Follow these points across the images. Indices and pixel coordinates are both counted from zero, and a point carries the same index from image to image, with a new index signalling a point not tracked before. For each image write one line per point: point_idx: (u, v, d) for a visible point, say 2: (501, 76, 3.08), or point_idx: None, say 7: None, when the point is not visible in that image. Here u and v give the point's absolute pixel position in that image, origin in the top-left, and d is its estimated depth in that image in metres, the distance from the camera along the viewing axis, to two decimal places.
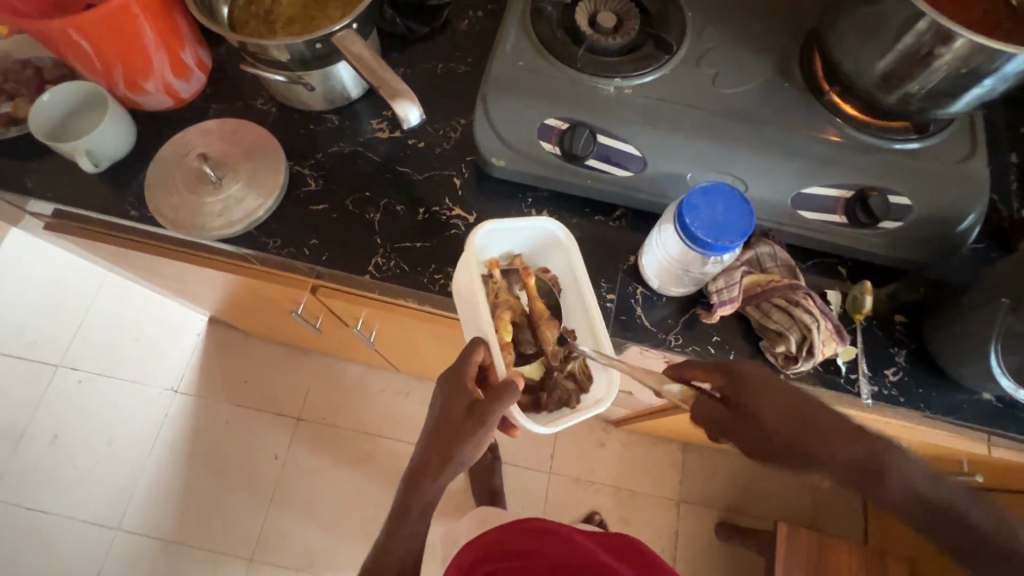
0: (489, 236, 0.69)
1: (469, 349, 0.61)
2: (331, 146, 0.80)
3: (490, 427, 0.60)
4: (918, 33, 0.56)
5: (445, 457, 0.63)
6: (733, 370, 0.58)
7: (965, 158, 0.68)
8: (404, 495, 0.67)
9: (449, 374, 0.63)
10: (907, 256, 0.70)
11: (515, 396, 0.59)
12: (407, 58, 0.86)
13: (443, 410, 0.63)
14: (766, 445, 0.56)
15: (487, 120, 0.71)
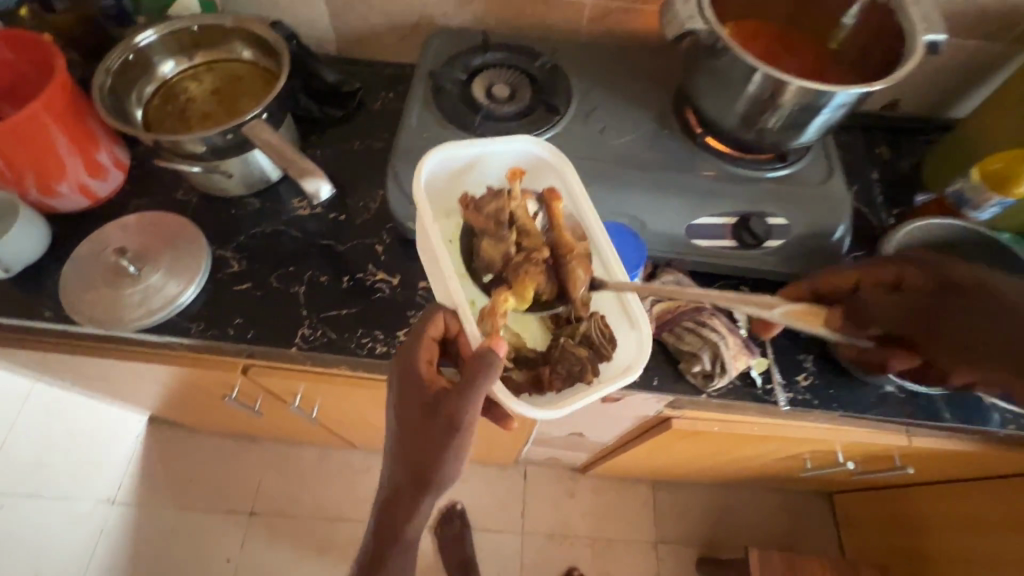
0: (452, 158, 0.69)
1: (426, 322, 0.61)
2: (254, 227, 0.82)
3: (468, 427, 0.55)
4: (757, 83, 0.66)
5: (423, 473, 0.57)
6: (934, 265, 0.61)
7: (825, 179, 0.78)
8: (383, 522, 0.62)
9: (405, 365, 0.60)
10: (796, 270, 0.77)
11: (490, 375, 0.54)
12: (325, 139, 0.92)
13: (405, 414, 0.59)
14: (937, 338, 0.60)
15: (399, 187, 0.76)
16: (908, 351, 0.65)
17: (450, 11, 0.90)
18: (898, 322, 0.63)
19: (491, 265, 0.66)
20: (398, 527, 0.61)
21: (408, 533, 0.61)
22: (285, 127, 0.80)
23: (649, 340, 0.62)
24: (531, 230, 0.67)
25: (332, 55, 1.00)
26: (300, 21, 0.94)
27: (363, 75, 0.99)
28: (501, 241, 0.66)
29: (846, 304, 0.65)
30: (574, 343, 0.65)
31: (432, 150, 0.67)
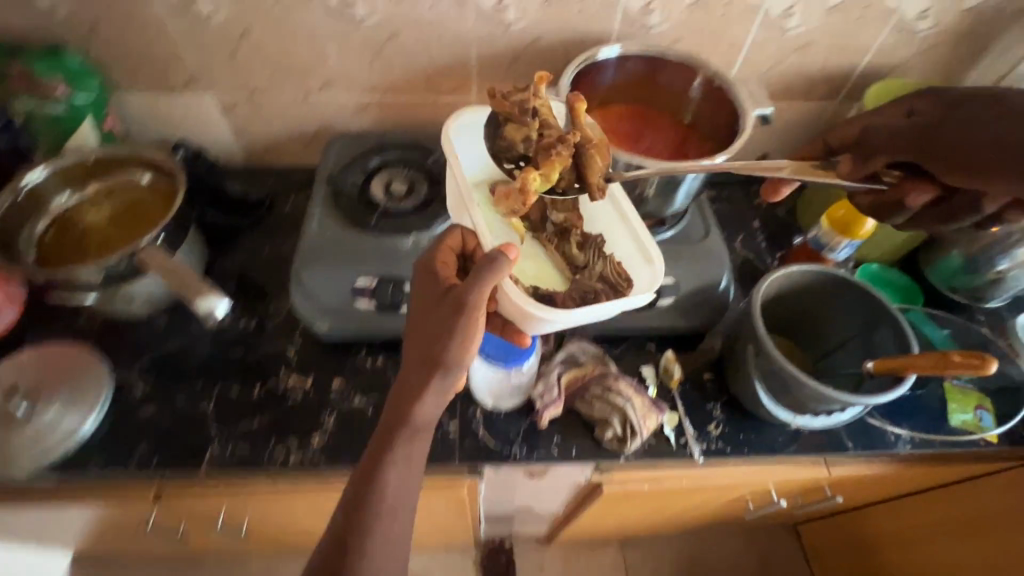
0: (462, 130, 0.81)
1: (448, 235, 0.69)
2: (161, 345, 0.81)
3: (475, 308, 0.58)
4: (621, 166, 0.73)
5: (434, 351, 0.59)
6: (948, 100, 0.67)
7: (704, 237, 0.85)
8: (390, 423, 0.60)
9: (426, 265, 0.65)
10: (692, 322, 0.82)
11: (497, 268, 0.58)
12: (235, 248, 0.93)
13: (423, 307, 0.63)
14: (938, 152, 0.65)
15: (305, 292, 0.77)
16: (929, 184, 0.68)
17: (347, 117, 0.96)
18: (768, 366, 0.69)
19: (516, 147, 0.70)
20: (403, 421, 0.59)
21: (404, 441, 0.59)
22: (185, 247, 0.82)
23: (662, 274, 0.70)
24: (550, 122, 0.68)
25: (240, 165, 1.03)
26: (204, 139, 0.98)
27: (272, 181, 1.03)
28: (523, 124, 0.68)
29: (858, 146, 0.71)
30: (590, 279, 0.75)
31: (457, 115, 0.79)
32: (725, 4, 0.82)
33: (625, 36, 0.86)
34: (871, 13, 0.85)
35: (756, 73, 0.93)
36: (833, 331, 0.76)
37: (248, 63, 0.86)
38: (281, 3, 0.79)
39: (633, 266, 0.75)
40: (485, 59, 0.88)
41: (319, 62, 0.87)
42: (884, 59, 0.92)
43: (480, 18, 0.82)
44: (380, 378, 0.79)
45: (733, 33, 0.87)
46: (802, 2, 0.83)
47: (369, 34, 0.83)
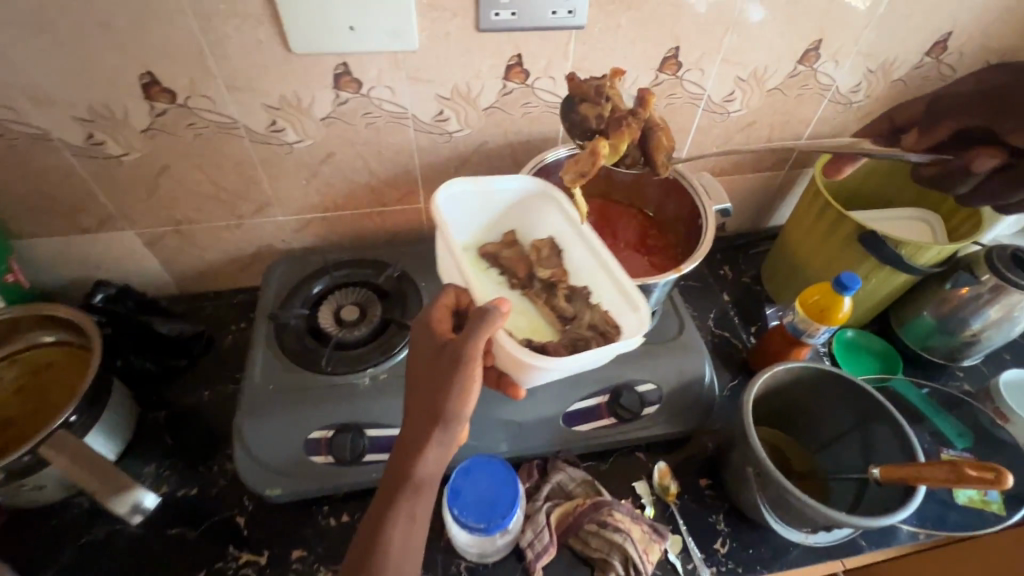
0: (456, 201, 0.72)
1: (441, 292, 0.58)
2: (82, 535, 0.69)
3: (473, 365, 0.51)
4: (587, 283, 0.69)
5: (432, 405, 0.51)
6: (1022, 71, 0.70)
7: (678, 332, 0.80)
8: (392, 479, 0.53)
9: (421, 321, 0.57)
10: (678, 428, 0.77)
11: (492, 321, 0.50)
12: (170, 396, 0.83)
13: (417, 365, 0.55)
14: (1012, 111, 0.64)
15: (249, 453, 0.68)
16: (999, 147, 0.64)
17: (288, 236, 0.89)
18: (771, 489, 0.63)
19: (584, 123, 0.68)
20: (405, 473, 0.52)
21: (408, 494, 0.52)
22: (98, 426, 0.70)
23: (649, 317, 0.62)
24: (624, 106, 0.67)
25: (172, 295, 0.94)
26: (127, 274, 0.89)
27: (209, 309, 0.93)
28: (598, 104, 0.67)
29: (917, 130, 0.71)
30: (580, 327, 0.67)
31: (443, 187, 0.69)
32: (668, 96, 0.82)
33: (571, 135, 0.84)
34: (808, 91, 0.86)
35: (706, 154, 0.93)
36: (829, 424, 0.73)
37: (170, 196, 0.79)
38: (201, 137, 0.72)
39: (618, 310, 0.66)
40: (430, 167, 0.84)
41: (251, 187, 0.80)
42: (825, 130, 0.93)
43: (421, 131, 0.78)
44: (347, 540, 0.70)
45: (679, 120, 0.86)
46: (742, 88, 0.83)
47: (303, 157, 0.78)
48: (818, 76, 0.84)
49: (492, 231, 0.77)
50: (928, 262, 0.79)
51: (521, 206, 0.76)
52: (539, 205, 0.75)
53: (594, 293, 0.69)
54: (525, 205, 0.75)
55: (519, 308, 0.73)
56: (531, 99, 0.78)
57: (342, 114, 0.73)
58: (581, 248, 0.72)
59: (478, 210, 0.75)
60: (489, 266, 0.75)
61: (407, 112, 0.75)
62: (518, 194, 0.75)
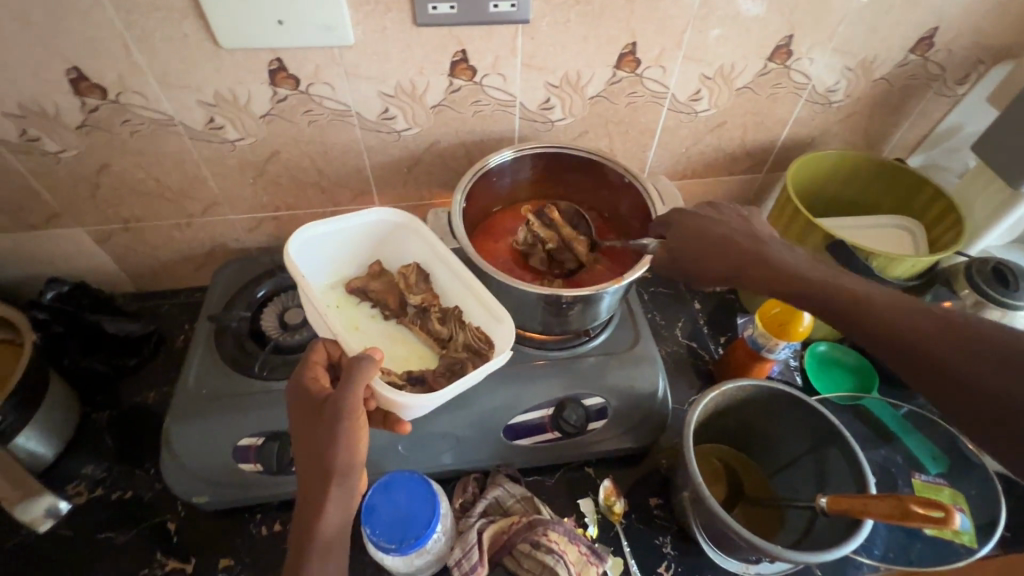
0: (309, 247, 0.72)
1: (309, 350, 0.58)
2: (12, 537, 0.68)
3: (356, 415, 0.50)
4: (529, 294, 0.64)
5: (322, 461, 0.49)
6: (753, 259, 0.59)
7: (633, 344, 0.76)
8: (296, 544, 0.49)
9: (294, 384, 0.55)
10: (628, 444, 0.74)
11: (364, 366, 0.50)
12: (114, 397, 0.82)
13: (298, 427, 0.53)
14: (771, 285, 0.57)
15: (177, 459, 0.67)
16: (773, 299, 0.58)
17: (241, 235, 0.87)
18: (703, 515, 0.62)
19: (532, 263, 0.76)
20: (310, 535, 0.49)
21: (316, 559, 0.48)
22: (29, 429, 0.69)
23: (512, 331, 0.65)
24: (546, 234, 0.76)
25: (129, 293, 0.93)
26: (80, 271, 0.88)
27: (165, 308, 0.92)
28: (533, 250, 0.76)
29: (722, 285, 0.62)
30: (454, 351, 0.68)
31: (292, 239, 0.69)
32: (630, 94, 0.77)
33: (528, 135, 0.81)
34: (782, 89, 0.81)
35: (676, 155, 0.88)
36: (783, 446, 0.70)
37: (115, 194, 0.77)
38: (138, 134, 0.71)
39: (489, 325, 0.68)
40: (381, 167, 0.81)
41: (196, 186, 0.78)
42: (804, 131, 0.88)
43: (367, 130, 0.75)
44: (277, 549, 0.68)
45: (642, 120, 0.81)
46: (708, 87, 0.78)
47: (246, 155, 0.76)
48: (792, 74, 0.79)
49: (351, 267, 0.77)
50: (903, 274, 0.74)
51: (376, 237, 0.76)
52: (395, 233, 0.76)
53: (466, 312, 0.71)
54: (380, 234, 0.76)
55: (399, 338, 0.73)
56: (481, 97, 0.74)
57: (282, 112, 0.71)
58: (446, 272, 0.73)
59: (336, 250, 0.75)
60: (358, 299, 0.75)
61: (350, 110, 0.72)
62: (368, 228, 0.75)
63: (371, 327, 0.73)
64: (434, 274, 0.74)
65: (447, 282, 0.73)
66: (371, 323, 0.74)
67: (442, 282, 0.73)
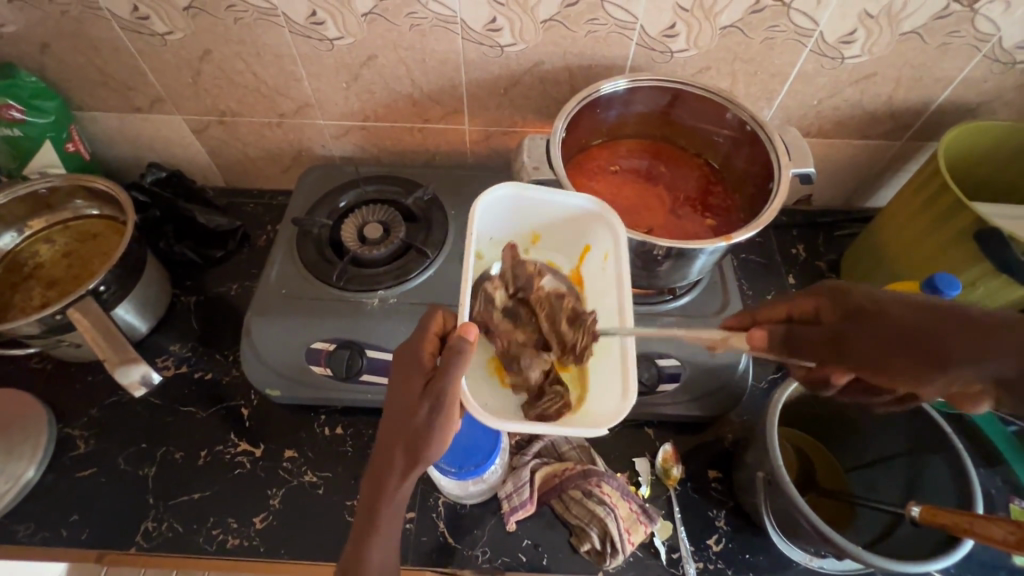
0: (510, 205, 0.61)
1: (427, 316, 0.53)
2: (110, 395, 0.75)
3: (452, 404, 0.47)
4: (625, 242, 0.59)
5: (410, 442, 0.47)
6: (837, 290, 0.51)
7: (720, 310, 0.70)
8: (367, 502, 0.49)
9: (401, 349, 0.52)
10: (697, 413, 0.70)
11: (467, 355, 0.47)
12: (200, 284, 0.85)
13: (395, 395, 0.50)
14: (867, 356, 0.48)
15: (254, 352, 0.69)
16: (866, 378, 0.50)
17: (329, 141, 0.86)
18: (775, 500, 0.58)
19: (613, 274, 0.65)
20: (383, 501, 0.48)
21: (384, 524, 0.48)
22: (128, 302, 0.73)
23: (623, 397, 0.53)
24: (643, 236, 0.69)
25: (218, 187, 0.95)
26: (177, 160, 0.90)
27: (249, 206, 0.94)
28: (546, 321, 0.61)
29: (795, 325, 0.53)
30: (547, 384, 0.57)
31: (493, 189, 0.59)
32: (769, 28, 0.67)
33: (641, 65, 0.73)
34: (958, 40, 0.67)
35: (805, 107, 0.77)
36: (874, 443, 0.64)
37: (214, 84, 0.77)
38: (242, 21, 0.69)
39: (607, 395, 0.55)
40: (477, 85, 0.76)
41: (291, 84, 0.77)
42: (969, 95, 0.74)
43: (470, 41, 0.70)
44: (336, 451, 0.71)
45: (777, 61, 0.71)
46: (867, 27, 0.66)
47: (344, 56, 0.73)
48: (977, 21, 0.65)
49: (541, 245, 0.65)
50: None
51: (574, 224, 0.62)
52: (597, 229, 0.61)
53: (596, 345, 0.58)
54: (581, 225, 0.62)
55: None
56: (599, 15, 0.66)
57: (385, 11, 0.67)
58: (614, 297, 0.60)
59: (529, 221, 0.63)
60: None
61: (456, 16, 0.67)
62: (572, 214, 0.61)
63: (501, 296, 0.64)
64: (601, 287, 0.61)
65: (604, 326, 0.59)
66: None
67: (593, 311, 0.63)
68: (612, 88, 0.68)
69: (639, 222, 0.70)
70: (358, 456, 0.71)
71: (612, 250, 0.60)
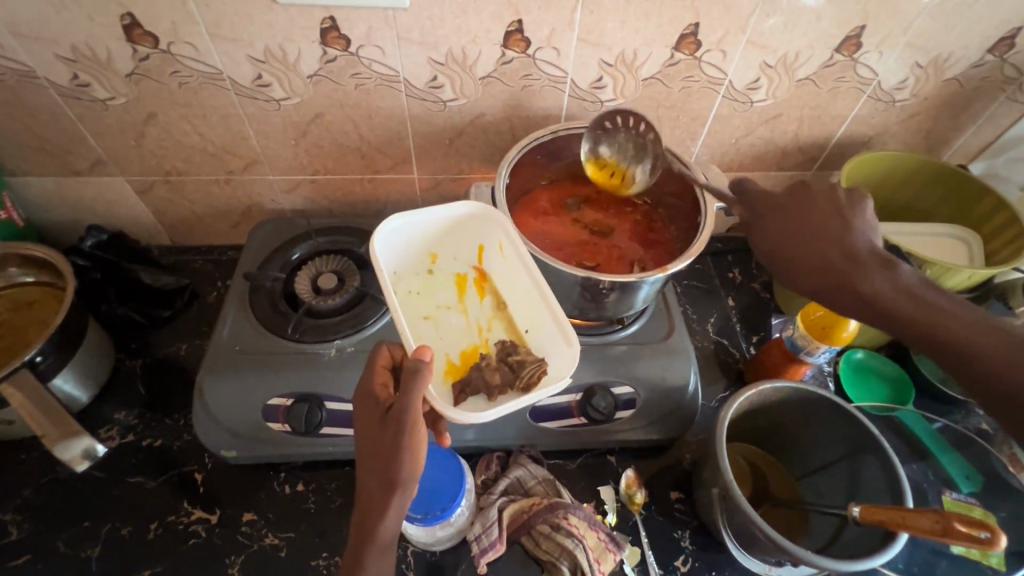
0: (404, 230, 0.68)
1: (374, 354, 0.56)
2: (46, 473, 0.70)
3: (416, 424, 0.48)
4: (573, 279, 0.63)
5: (383, 472, 0.47)
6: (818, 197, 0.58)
7: (666, 336, 0.74)
8: (352, 546, 0.48)
9: (358, 392, 0.53)
10: (656, 436, 0.73)
11: (425, 372, 0.48)
12: (147, 346, 0.83)
13: (361, 434, 0.51)
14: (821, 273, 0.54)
15: (207, 412, 0.68)
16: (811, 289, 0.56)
17: (279, 196, 0.87)
18: (732, 515, 0.61)
19: (569, 308, 0.69)
20: (369, 539, 0.47)
21: (373, 566, 0.47)
22: (67, 371, 0.70)
23: (576, 353, 0.60)
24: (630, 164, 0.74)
25: (164, 246, 0.94)
26: (120, 221, 0.89)
27: (198, 264, 0.93)
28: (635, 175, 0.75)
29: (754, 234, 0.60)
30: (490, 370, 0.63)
31: (380, 225, 0.66)
32: (684, 78, 0.75)
33: (575, 114, 0.79)
34: (846, 84, 0.77)
35: (724, 145, 0.85)
36: (817, 450, 0.69)
37: (159, 146, 0.78)
38: (186, 86, 0.70)
39: (554, 350, 0.63)
40: (423, 137, 0.80)
41: (238, 143, 0.78)
42: (862, 129, 0.84)
43: (413, 97, 0.74)
44: (298, 509, 0.69)
45: (696, 106, 0.79)
46: (768, 75, 0.75)
47: (290, 115, 0.75)
48: (858, 67, 0.75)
49: (444, 258, 0.73)
50: (954, 286, 0.72)
51: (466, 230, 0.71)
52: (486, 225, 0.69)
53: (537, 329, 0.66)
54: (474, 229, 0.71)
55: (476, 337, 0.69)
56: (532, 71, 0.72)
57: (330, 72, 0.70)
58: (525, 272, 0.67)
59: (427, 238, 0.70)
60: (439, 288, 0.72)
61: (399, 75, 0.71)
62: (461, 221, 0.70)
63: (444, 318, 0.71)
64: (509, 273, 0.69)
65: (537, 310, 0.66)
66: (447, 316, 0.71)
67: (511, 294, 0.70)
68: (550, 136, 0.73)
69: (582, 259, 0.75)
70: (322, 512, 0.69)
71: (503, 241, 0.68)
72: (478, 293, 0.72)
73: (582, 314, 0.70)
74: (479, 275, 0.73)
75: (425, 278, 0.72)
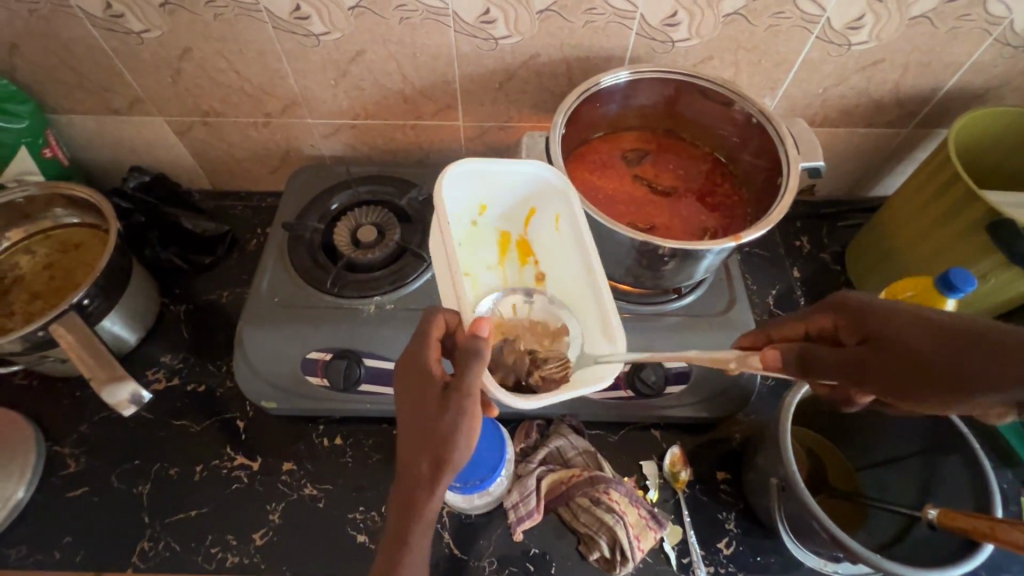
0: (464, 180, 0.59)
1: (425, 320, 0.50)
2: (99, 411, 0.72)
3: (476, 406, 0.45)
4: (632, 243, 0.57)
5: (438, 450, 0.44)
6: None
7: (726, 309, 0.68)
8: (394, 525, 0.45)
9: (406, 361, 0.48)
10: (705, 415, 0.69)
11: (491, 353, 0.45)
12: (189, 291, 0.83)
13: (409, 405, 0.46)
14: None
15: (248, 363, 0.67)
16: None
17: (317, 141, 0.83)
18: (791, 507, 0.56)
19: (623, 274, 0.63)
20: (414, 515, 0.43)
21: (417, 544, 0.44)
22: (115, 313, 0.71)
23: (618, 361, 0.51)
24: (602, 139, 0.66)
25: (205, 190, 0.92)
26: (161, 162, 0.87)
27: (237, 209, 0.91)
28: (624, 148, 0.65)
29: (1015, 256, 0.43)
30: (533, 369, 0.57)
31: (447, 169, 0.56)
32: (772, 15, 0.64)
33: (641, 56, 0.70)
34: (969, 23, 0.65)
35: (809, 96, 0.75)
36: (886, 442, 0.63)
37: (194, 84, 0.74)
38: (222, 17, 0.65)
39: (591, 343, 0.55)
40: (470, 79, 0.73)
41: (276, 82, 0.74)
42: (978, 80, 0.72)
43: (461, 33, 0.67)
44: (336, 462, 0.70)
45: (781, 49, 0.68)
46: (875, 12, 0.64)
47: (331, 52, 0.69)
48: (989, 3, 0.62)
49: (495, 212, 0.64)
50: None
51: (529, 190, 0.61)
52: (553, 194, 0.60)
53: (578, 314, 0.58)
54: (535, 192, 0.61)
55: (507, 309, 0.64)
56: (596, 4, 0.63)
57: (372, 4, 0.64)
58: (577, 257, 0.58)
59: (489, 189, 0.61)
60: (483, 245, 0.64)
61: (447, 8, 0.64)
62: (525, 180, 0.60)
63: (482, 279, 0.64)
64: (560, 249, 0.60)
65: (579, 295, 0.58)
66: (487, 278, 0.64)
67: (554, 269, 0.63)
68: (613, 80, 0.65)
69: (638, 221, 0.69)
70: (359, 466, 0.70)
71: (565, 212, 0.59)
72: (520, 258, 0.65)
73: (635, 282, 0.64)
74: (526, 240, 0.65)
75: (470, 232, 0.63)
